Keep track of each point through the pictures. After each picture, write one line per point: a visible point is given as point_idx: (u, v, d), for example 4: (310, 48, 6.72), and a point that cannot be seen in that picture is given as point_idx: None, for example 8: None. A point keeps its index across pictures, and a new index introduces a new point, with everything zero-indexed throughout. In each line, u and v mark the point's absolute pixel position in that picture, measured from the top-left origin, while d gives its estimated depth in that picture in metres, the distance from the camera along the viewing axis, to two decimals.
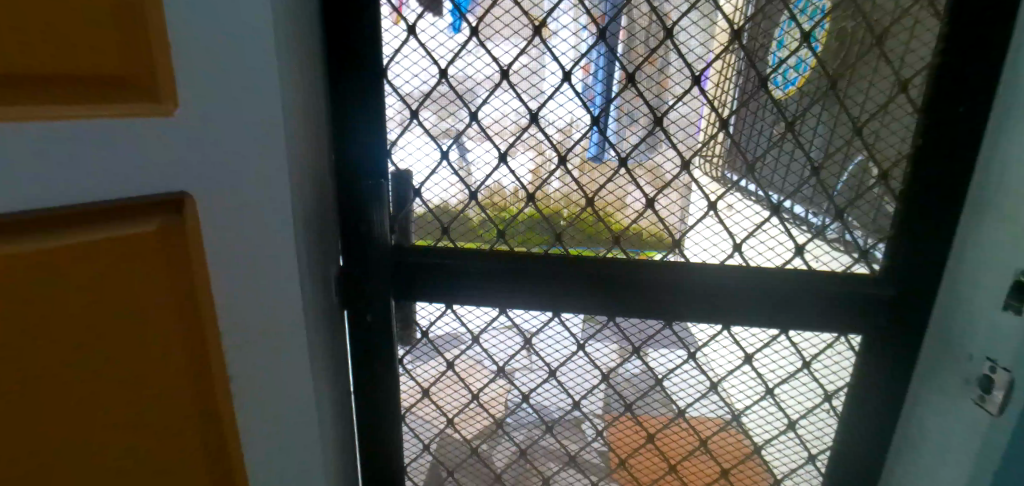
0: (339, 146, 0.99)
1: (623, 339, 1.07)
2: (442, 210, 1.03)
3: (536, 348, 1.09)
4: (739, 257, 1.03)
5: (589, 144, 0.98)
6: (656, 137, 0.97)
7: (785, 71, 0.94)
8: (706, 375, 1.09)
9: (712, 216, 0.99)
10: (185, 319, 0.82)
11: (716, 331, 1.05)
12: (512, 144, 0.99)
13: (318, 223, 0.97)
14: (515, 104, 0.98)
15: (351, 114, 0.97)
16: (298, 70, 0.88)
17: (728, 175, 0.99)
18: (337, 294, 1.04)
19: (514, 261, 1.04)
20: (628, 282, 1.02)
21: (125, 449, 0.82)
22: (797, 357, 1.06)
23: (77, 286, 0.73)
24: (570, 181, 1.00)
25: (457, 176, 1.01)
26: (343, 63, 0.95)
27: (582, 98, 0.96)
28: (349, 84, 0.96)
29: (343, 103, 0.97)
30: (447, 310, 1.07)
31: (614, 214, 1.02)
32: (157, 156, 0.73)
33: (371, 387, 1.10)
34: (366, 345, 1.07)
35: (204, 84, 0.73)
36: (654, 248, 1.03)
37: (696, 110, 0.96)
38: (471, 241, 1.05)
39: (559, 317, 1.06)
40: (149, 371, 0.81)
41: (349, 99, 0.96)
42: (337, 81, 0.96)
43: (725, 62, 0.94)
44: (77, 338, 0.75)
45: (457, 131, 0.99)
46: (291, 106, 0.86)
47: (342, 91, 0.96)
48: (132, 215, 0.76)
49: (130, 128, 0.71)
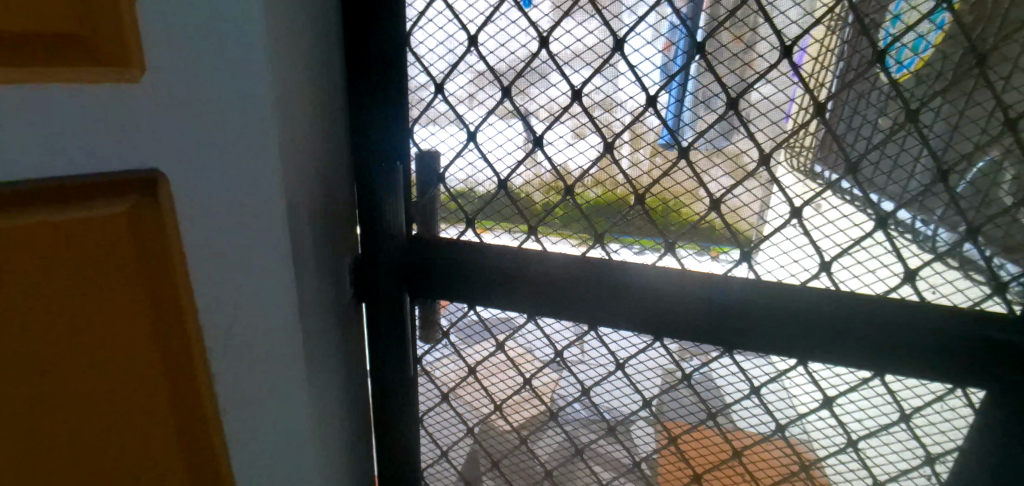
0: (358, 132, 0.88)
1: (673, 364, 0.90)
2: (465, 196, 0.91)
3: (567, 364, 0.94)
4: (826, 280, 0.81)
5: (664, 128, 0.80)
6: (727, 122, 0.78)
7: (901, 51, 0.71)
8: (771, 416, 0.90)
9: (794, 224, 0.79)
10: (172, 322, 0.69)
11: (790, 366, 0.85)
12: (551, 126, 0.84)
13: (322, 219, 0.87)
14: (555, 78, 0.82)
15: (372, 87, 0.85)
16: (306, 38, 0.77)
17: (818, 169, 0.83)
18: (354, 282, 0.96)
19: (543, 265, 0.88)
20: (683, 299, 0.84)
21: (108, 466, 0.69)
22: (892, 408, 0.85)
23: (54, 283, 0.60)
24: (619, 172, 0.84)
25: (486, 161, 0.88)
26: (365, 42, 0.83)
27: (637, 73, 0.78)
28: (364, 69, 0.85)
29: (364, 87, 0.86)
30: (470, 311, 0.94)
31: (683, 202, 0.83)
32: (153, 153, 0.63)
33: (381, 393, 1.00)
34: (382, 350, 0.96)
35: (184, 53, 0.62)
36: (726, 242, 0.83)
37: (785, 92, 0.76)
38: (515, 222, 0.90)
39: (597, 332, 0.90)
40: (131, 377, 0.68)
41: (363, 81, 0.85)
42: (356, 64, 0.85)
43: (823, 44, 0.75)
44: (75, 336, 0.62)
45: (488, 109, 0.85)
46: (295, 79, 0.76)
47: (355, 79, 0.86)
48: (112, 194, 0.62)
49: (120, 119, 0.60)
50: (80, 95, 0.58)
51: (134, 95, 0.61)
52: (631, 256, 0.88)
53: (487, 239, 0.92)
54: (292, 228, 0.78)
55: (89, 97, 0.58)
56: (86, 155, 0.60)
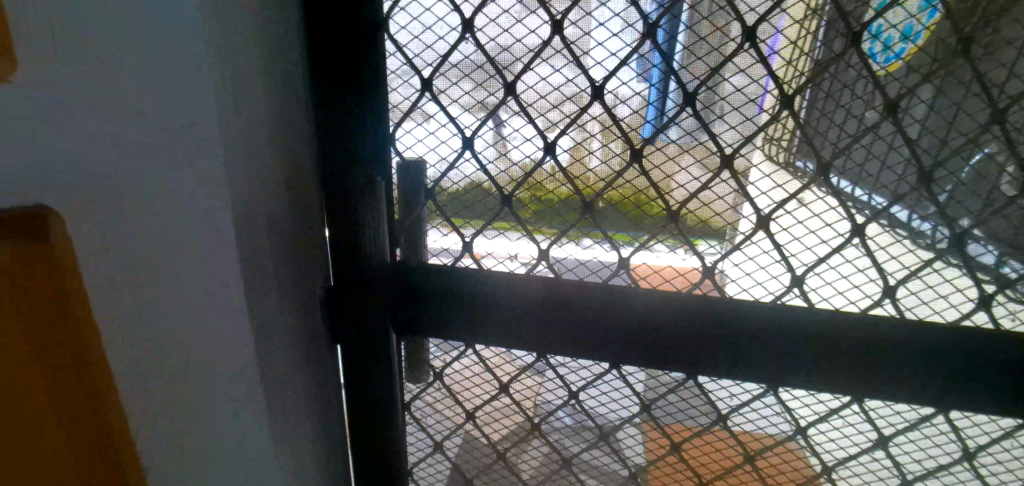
0: (329, 141, 0.71)
1: (707, 404, 0.77)
2: (456, 210, 0.75)
3: (584, 406, 0.80)
4: (891, 307, 0.70)
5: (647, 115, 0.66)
6: (782, 123, 0.66)
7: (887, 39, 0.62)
8: (817, 458, 0.78)
9: (856, 245, 0.67)
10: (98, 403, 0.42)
11: (843, 404, 0.74)
12: (566, 131, 0.68)
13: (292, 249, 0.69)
14: (571, 72, 0.66)
15: (346, 84, 0.68)
16: (263, 24, 0.60)
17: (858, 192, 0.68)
18: (329, 322, 0.79)
19: (571, 301, 0.73)
20: (715, 341, 0.71)
21: None
22: (955, 447, 0.74)
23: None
24: (648, 184, 0.69)
25: (486, 173, 0.72)
26: (346, 30, 0.66)
27: (673, 66, 0.64)
28: (343, 64, 0.67)
29: (338, 87, 0.68)
30: (466, 350, 0.79)
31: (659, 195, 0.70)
32: (140, 161, 0.47)
33: (379, 421, 0.82)
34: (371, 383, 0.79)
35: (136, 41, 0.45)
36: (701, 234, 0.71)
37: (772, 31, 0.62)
38: (503, 222, 0.74)
39: (619, 370, 0.76)
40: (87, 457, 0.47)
41: (336, 77, 0.68)
42: (326, 58, 0.67)
43: None
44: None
45: (487, 109, 0.69)
46: (253, 79, 0.59)
47: (324, 77, 0.68)
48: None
49: (102, 119, 0.43)
50: (62, 84, 0.40)
51: (126, 90, 0.45)
52: (662, 255, 0.73)
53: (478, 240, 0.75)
54: (249, 266, 0.61)
55: (75, 87, 0.41)
56: (71, 164, 0.41)
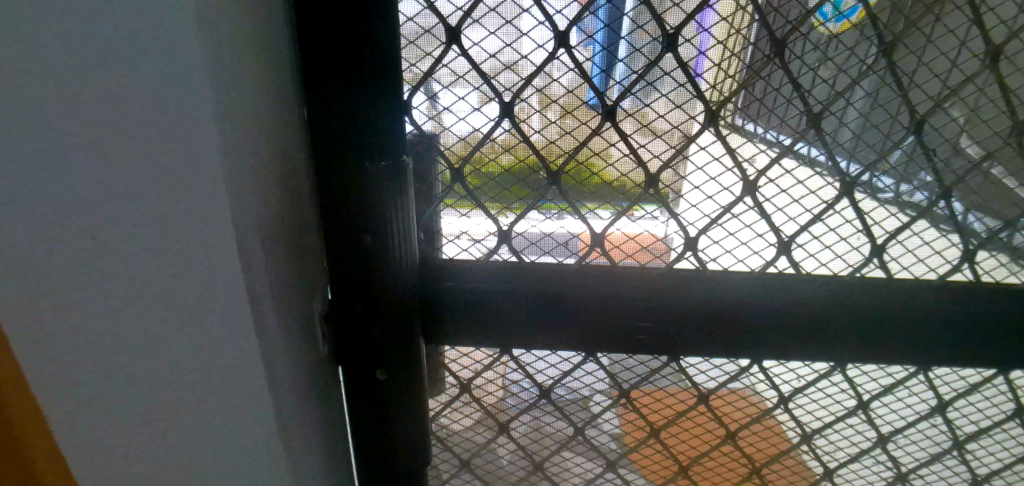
0: (320, 126, 0.53)
1: (770, 388, 0.70)
2: (492, 192, 0.60)
3: (636, 405, 0.71)
4: (968, 271, 0.65)
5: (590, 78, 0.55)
6: (880, 78, 0.57)
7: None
8: (876, 430, 0.74)
9: (942, 208, 0.62)
10: None
11: (910, 374, 0.69)
12: (634, 90, 0.56)
13: (303, 258, 0.56)
14: (643, 17, 0.53)
15: (337, 50, 0.51)
16: None
17: (883, 183, 0.61)
18: (332, 342, 0.63)
19: (608, 296, 0.63)
20: (736, 332, 0.65)
21: None
22: (1010, 404, 0.72)
23: None
24: (725, 153, 0.58)
25: (531, 146, 0.58)
26: None
27: (763, 7, 0.53)
28: (343, 66, 0.51)
29: (337, 89, 0.52)
30: (504, 356, 0.67)
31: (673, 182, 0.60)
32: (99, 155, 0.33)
33: (375, 419, 0.68)
34: (376, 404, 0.66)
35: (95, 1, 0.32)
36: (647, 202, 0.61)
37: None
38: (552, 205, 0.61)
39: (678, 362, 0.68)
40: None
41: (334, 82, 0.52)
42: (311, 9, 0.49)
43: None
44: None
45: (535, 66, 0.55)
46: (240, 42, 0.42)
47: (320, 78, 0.52)
48: None
49: None
50: None
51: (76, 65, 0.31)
52: (735, 234, 0.62)
53: (520, 227, 0.62)
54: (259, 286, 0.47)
55: None
56: None
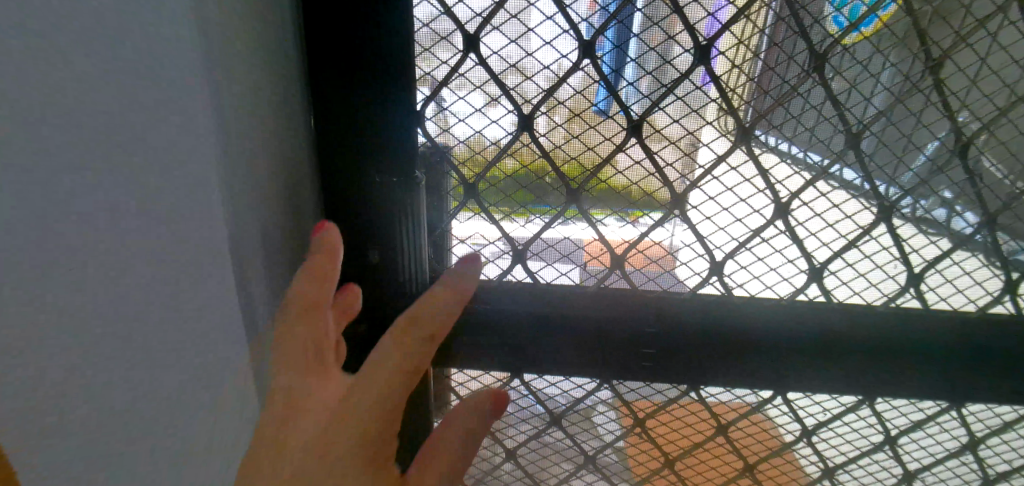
0: (325, 132, 0.50)
1: (792, 421, 0.67)
2: (507, 206, 0.56)
3: (650, 435, 0.68)
4: (1010, 304, 0.61)
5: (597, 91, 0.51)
6: (925, 96, 0.52)
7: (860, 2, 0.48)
8: (902, 467, 0.71)
9: (987, 236, 0.57)
10: None
11: (942, 411, 0.66)
12: (662, 104, 0.52)
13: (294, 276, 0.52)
14: (675, 26, 0.49)
15: (344, 55, 0.47)
16: None
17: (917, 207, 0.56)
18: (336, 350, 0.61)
19: (624, 320, 0.61)
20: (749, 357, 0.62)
21: None
22: None
23: None
24: (756, 172, 0.55)
25: (550, 160, 0.54)
26: None
27: (803, 17, 0.49)
28: (344, 66, 0.47)
29: (337, 89, 0.48)
30: (514, 382, 0.65)
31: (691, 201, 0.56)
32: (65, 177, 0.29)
33: None
34: None
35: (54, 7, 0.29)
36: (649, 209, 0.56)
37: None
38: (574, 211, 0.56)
39: (696, 392, 0.65)
40: None
41: (335, 82, 0.48)
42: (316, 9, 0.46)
43: None
44: None
45: (556, 76, 0.51)
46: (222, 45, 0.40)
47: (319, 78, 0.48)
48: None
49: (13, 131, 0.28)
50: None
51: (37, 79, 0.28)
52: (764, 258, 0.59)
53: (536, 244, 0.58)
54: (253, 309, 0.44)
55: None
56: None
